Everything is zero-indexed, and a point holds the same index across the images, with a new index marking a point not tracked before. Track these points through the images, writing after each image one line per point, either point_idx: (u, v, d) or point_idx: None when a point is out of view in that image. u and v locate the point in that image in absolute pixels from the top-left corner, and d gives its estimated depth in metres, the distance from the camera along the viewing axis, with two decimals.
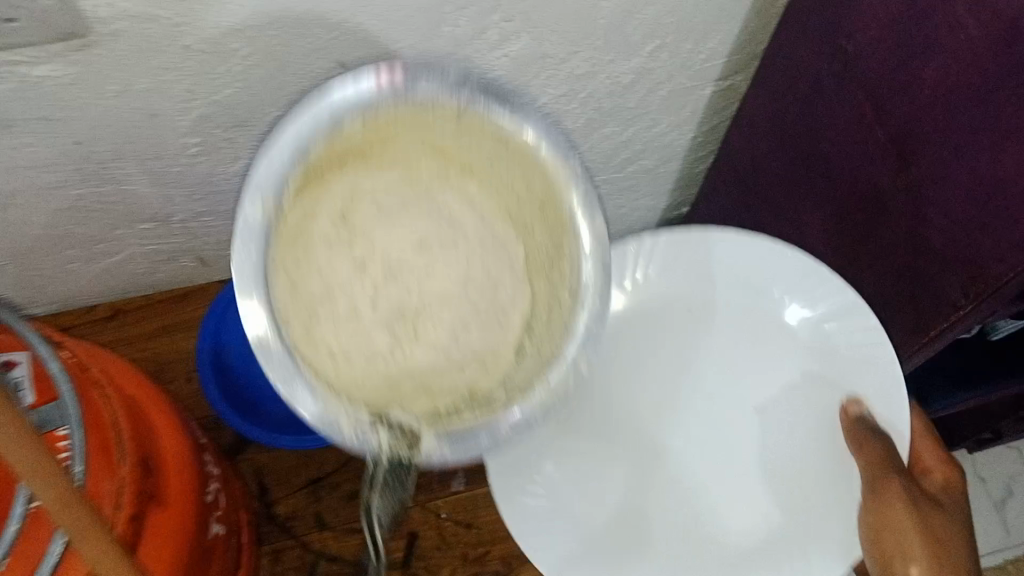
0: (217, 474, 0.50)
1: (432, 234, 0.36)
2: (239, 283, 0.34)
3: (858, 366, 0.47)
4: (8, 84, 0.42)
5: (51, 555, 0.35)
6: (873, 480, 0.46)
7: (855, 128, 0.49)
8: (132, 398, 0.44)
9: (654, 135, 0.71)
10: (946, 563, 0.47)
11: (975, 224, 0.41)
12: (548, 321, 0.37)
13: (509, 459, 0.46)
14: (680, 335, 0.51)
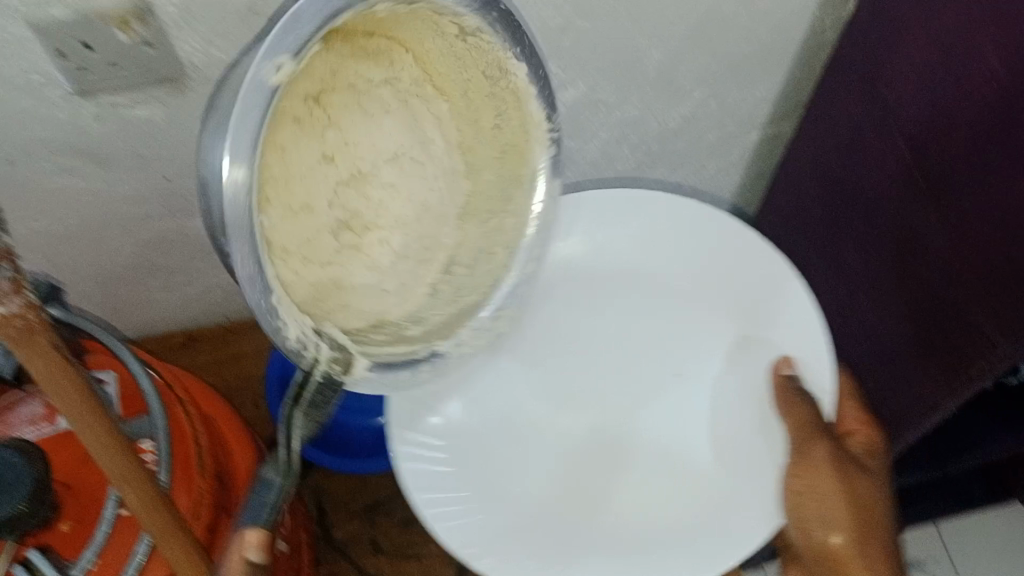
0: (282, 494, 0.53)
1: (400, 144, 0.42)
2: (233, 149, 0.29)
3: (779, 328, 0.53)
4: (109, 124, 0.47)
5: (137, 554, 0.38)
6: (802, 443, 0.48)
7: (895, 171, 0.51)
8: (209, 417, 0.47)
9: (703, 178, 0.73)
10: (877, 550, 0.47)
11: (1008, 260, 0.42)
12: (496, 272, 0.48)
13: (417, 397, 0.51)
14: (607, 294, 0.57)
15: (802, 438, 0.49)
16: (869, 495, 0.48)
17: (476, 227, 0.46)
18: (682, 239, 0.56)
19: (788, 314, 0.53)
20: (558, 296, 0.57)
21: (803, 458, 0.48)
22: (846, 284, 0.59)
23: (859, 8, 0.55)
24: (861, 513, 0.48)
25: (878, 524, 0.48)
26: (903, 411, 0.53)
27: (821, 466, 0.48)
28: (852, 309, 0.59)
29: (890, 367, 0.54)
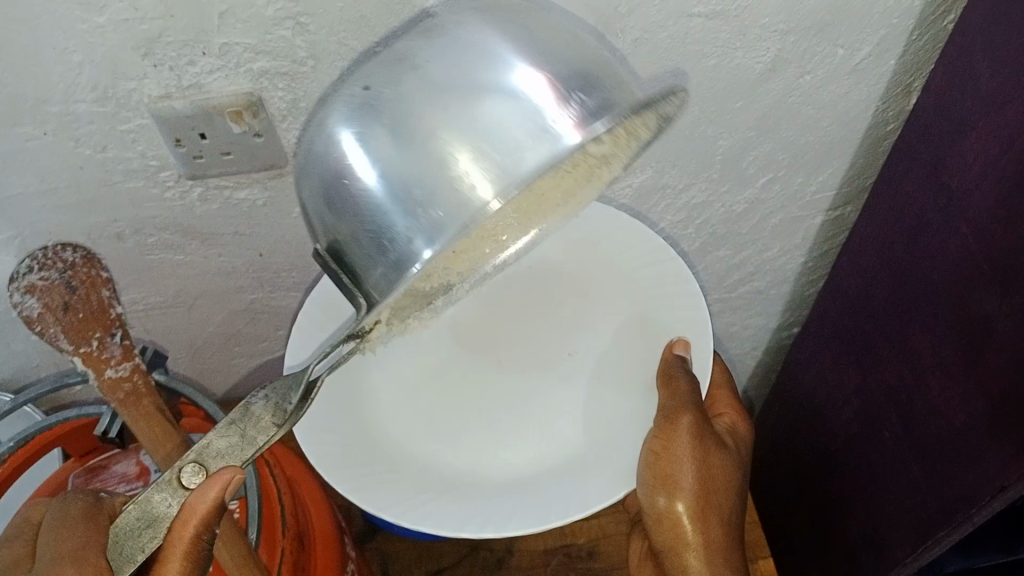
0: (353, 556, 0.56)
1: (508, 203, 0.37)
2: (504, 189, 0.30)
3: (675, 314, 0.55)
4: (213, 205, 0.52)
5: None
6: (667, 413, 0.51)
7: (959, 257, 0.53)
8: (292, 480, 0.50)
9: (767, 258, 0.75)
10: (712, 509, 0.58)
11: None
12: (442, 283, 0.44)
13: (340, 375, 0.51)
14: (556, 301, 0.59)
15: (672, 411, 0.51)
16: (721, 466, 0.58)
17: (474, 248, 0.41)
18: (615, 250, 0.58)
19: (676, 311, 0.55)
20: (501, 293, 0.59)
21: (665, 433, 0.53)
22: (916, 369, 0.59)
23: (920, 100, 0.56)
24: (700, 483, 0.57)
25: (720, 504, 0.58)
26: (970, 494, 0.52)
27: (678, 443, 0.54)
28: (919, 390, 0.59)
29: (963, 451, 0.53)
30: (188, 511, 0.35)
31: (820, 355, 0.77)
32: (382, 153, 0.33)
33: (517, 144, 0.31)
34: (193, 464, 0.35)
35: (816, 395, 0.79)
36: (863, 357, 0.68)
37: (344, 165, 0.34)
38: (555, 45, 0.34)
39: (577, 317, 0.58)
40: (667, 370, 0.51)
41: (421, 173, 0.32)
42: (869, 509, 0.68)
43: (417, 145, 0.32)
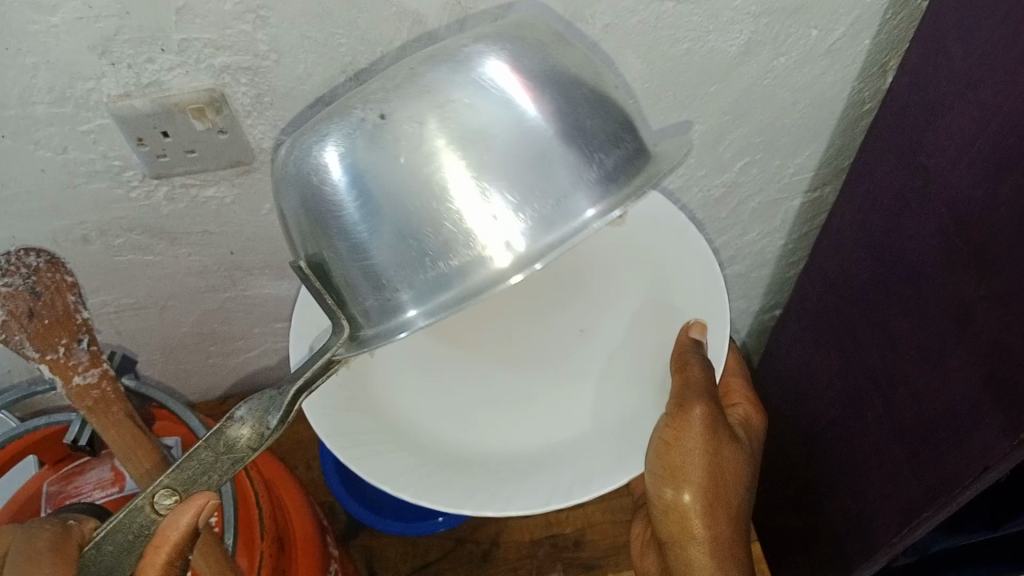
0: (337, 556, 0.55)
1: None
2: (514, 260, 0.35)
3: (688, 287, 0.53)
4: (181, 204, 0.51)
5: None
6: (681, 402, 0.51)
7: (938, 237, 0.52)
8: (271, 484, 0.50)
9: (747, 242, 0.74)
10: (722, 503, 0.56)
11: None
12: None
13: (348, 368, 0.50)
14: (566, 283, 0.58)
15: (682, 399, 0.50)
16: (730, 459, 0.57)
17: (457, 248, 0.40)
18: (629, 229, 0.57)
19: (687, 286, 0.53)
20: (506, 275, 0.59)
21: (677, 419, 0.51)
22: (898, 352, 0.59)
23: (896, 80, 0.56)
24: (709, 474, 0.55)
25: (729, 498, 0.57)
26: (952, 476, 0.52)
27: (692, 426, 0.52)
28: (901, 372, 0.59)
29: (946, 433, 0.53)
30: (160, 538, 0.35)
31: (802, 337, 0.77)
32: (389, 199, 0.35)
33: (530, 219, 0.35)
34: (165, 489, 0.36)
35: (799, 377, 0.79)
36: (844, 340, 0.68)
37: (336, 186, 0.35)
38: (565, 88, 0.36)
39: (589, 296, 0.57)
40: (680, 354, 0.50)
41: (432, 221, 0.35)
42: (853, 492, 0.68)
43: (429, 198, 0.34)
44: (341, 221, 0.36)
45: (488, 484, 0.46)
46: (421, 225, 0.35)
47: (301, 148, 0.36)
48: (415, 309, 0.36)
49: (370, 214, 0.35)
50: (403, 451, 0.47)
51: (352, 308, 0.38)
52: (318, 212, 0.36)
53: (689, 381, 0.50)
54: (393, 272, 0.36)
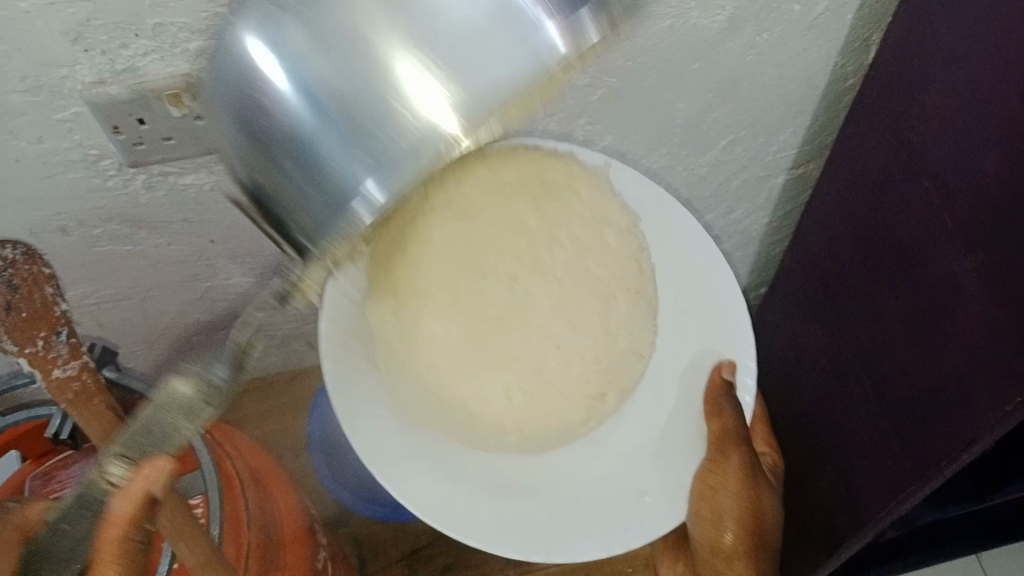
0: (325, 543, 0.55)
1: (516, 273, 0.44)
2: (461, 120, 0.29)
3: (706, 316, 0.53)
4: (160, 192, 0.50)
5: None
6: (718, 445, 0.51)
7: (923, 211, 0.53)
8: (259, 472, 0.49)
9: (731, 220, 0.74)
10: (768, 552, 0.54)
11: None
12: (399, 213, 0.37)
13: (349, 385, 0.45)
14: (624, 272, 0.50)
15: (720, 445, 0.51)
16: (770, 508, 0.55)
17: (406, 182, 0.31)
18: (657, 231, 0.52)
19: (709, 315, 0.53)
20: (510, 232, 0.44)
21: (716, 462, 0.51)
22: (884, 326, 0.59)
23: (879, 54, 0.56)
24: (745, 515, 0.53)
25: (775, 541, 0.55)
26: (939, 450, 0.53)
27: (730, 474, 0.51)
28: (886, 347, 0.59)
29: (934, 406, 0.53)
30: (112, 512, 0.34)
31: (788, 316, 0.77)
32: (323, 83, 0.29)
33: (475, 68, 0.28)
34: (114, 456, 0.37)
35: (786, 356, 0.79)
36: (831, 317, 0.68)
37: (264, 76, 0.30)
38: None
39: (599, 272, 0.46)
40: (713, 398, 0.50)
41: (361, 86, 0.29)
42: (841, 466, 0.69)
43: (363, 70, 0.29)
44: (269, 130, 0.30)
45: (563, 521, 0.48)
46: (350, 97, 0.29)
47: (219, 60, 0.31)
48: (372, 187, 0.29)
49: (306, 96, 0.29)
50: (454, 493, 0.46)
51: (295, 227, 0.31)
52: (248, 115, 0.30)
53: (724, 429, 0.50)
54: (324, 167, 0.30)
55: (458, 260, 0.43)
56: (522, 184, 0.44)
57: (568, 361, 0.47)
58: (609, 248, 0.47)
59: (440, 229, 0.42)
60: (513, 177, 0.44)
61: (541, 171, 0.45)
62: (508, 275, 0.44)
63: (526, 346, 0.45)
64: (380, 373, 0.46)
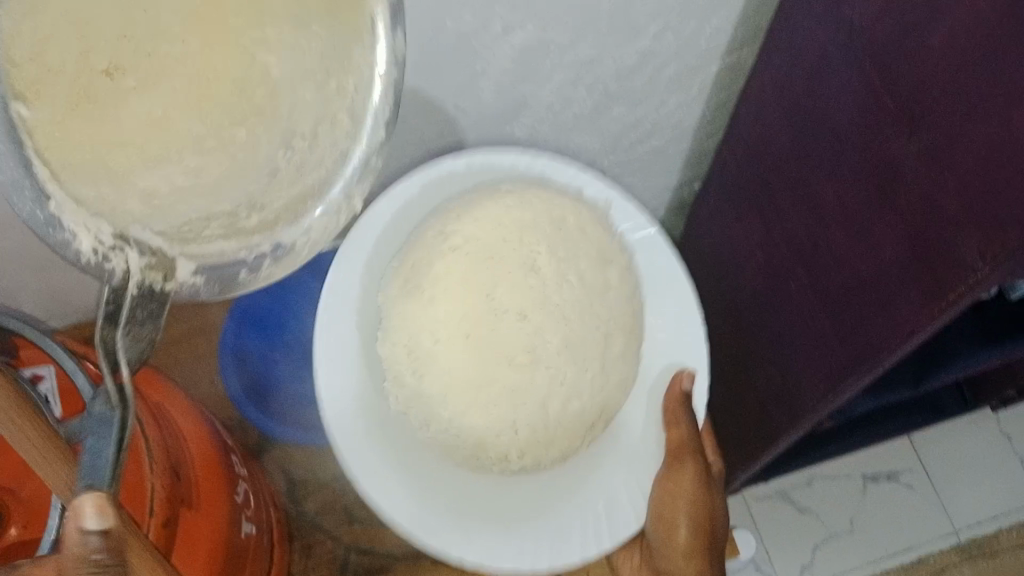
0: (246, 474, 0.52)
1: (521, 273, 0.51)
2: None
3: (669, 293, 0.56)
4: None
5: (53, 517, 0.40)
6: (671, 458, 0.55)
7: (863, 97, 0.50)
8: (160, 405, 0.46)
9: (663, 114, 0.70)
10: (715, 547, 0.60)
11: (992, 175, 0.41)
12: (278, 195, 0.37)
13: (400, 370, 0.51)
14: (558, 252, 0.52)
15: (676, 453, 0.55)
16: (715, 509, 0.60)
17: (118, 146, 0.34)
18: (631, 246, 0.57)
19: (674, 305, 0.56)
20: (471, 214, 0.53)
21: (675, 469, 0.55)
22: (820, 217, 0.58)
23: None
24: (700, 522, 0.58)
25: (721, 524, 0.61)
26: (878, 343, 0.53)
27: (684, 480, 0.56)
28: (824, 238, 0.58)
29: (874, 299, 0.52)
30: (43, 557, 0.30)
31: (723, 211, 0.75)
32: None
33: None
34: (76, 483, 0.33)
35: (723, 253, 0.77)
36: (765, 210, 0.66)
37: None
38: None
39: (569, 314, 0.51)
40: (671, 410, 0.53)
41: None
42: (780, 361, 0.68)
43: None
44: None
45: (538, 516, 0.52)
46: None
47: None
48: None
49: None
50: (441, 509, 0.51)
51: None
52: None
53: (684, 438, 0.54)
54: None
55: (437, 297, 0.51)
56: (523, 224, 0.52)
57: (565, 392, 0.50)
58: (603, 283, 0.52)
59: (455, 266, 0.51)
60: (515, 219, 0.52)
61: (507, 219, 0.52)
62: (516, 309, 0.50)
63: (534, 381, 0.50)
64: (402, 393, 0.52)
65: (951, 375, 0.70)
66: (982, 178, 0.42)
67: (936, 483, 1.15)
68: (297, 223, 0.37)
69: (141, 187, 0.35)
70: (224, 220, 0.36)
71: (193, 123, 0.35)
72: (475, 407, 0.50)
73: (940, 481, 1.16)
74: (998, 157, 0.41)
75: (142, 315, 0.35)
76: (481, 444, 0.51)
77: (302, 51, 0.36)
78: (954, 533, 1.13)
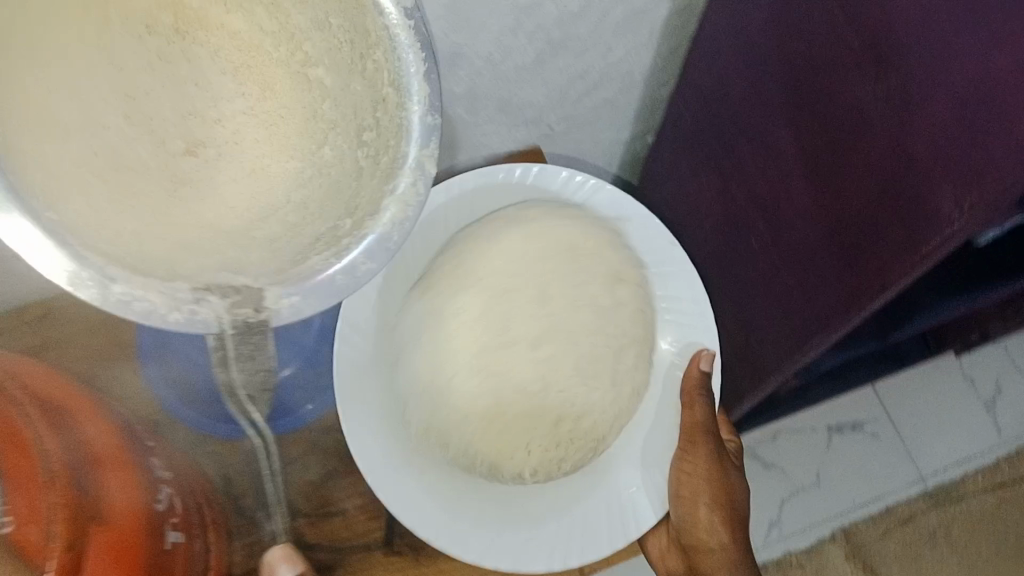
0: (168, 476, 0.46)
1: (544, 297, 0.49)
2: None
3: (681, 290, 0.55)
4: None
5: None
6: (686, 436, 0.54)
7: (826, 34, 0.46)
8: (61, 406, 0.41)
9: (611, 63, 0.65)
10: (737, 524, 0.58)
11: (969, 114, 0.37)
12: (366, 195, 0.35)
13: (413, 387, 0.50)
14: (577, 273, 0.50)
15: (690, 432, 0.54)
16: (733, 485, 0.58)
17: (216, 203, 0.34)
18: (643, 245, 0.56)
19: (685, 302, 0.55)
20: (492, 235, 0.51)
21: (688, 447, 0.55)
22: (782, 167, 0.54)
23: None
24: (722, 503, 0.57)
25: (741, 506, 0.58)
26: (847, 298, 0.49)
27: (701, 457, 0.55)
28: (785, 188, 0.54)
29: (841, 252, 0.49)
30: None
31: (679, 161, 0.71)
32: None
33: None
34: None
35: (682, 208, 0.73)
36: (725, 161, 0.62)
37: None
38: None
39: (587, 339, 0.49)
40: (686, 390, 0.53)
41: None
42: (744, 320, 0.64)
43: None
44: None
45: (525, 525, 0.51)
46: None
47: None
48: None
49: None
50: (447, 517, 0.50)
51: None
52: None
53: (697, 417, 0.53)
54: None
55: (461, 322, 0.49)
56: (542, 249, 0.50)
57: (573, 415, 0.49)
58: (613, 301, 0.50)
59: (473, 304, 0.49)
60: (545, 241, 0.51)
61: (529, 245, 0.50)
62: (531, 340, 0.49)
63: (545, 404, 0.49)
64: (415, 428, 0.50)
65: (920, 325, 0.67)
66: (956, 118, 0.38)
67: (900, 430, 1.13)
68: (378, 214, 0.35)
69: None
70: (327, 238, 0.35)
71: (249, 143, 0.34)
72: (489, 438, 0.48)
73: (904, 426, 1.14)
74: (973, 98, 0.37)
75: (246, 351, 0.39)
76: (496, 465, 0.49)
77: (336, 48, 0.34)
78: (920, 479, 1.12)
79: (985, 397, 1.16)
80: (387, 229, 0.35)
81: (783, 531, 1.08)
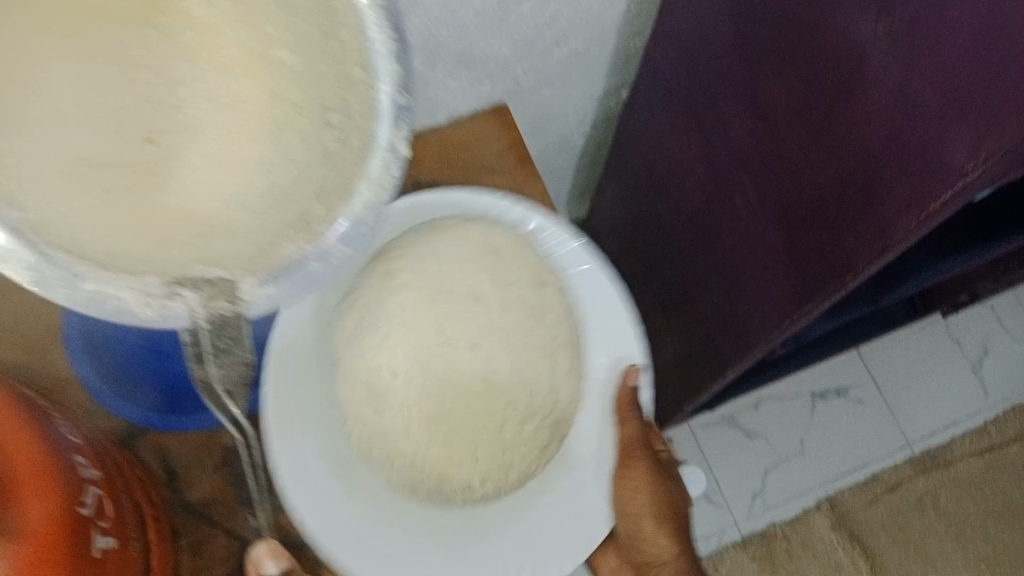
0: (97, 470, 0.39)
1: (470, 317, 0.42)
2: None
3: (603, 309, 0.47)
4: None
5: None
6: (622, 456, 0.48)
7: None
8: None
9: (582, 9, 0.59)
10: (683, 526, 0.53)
11: (985, 57, 0.33)
12: (338, 180, 0.32)
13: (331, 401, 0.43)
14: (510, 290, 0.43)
15: (626, 449, 0.48)
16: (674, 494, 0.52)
17: (188, 192, 0.33)
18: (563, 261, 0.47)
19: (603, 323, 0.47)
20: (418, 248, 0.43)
21: (625, 465, 0.48)
22: (767, 119, 0.49)
23: None
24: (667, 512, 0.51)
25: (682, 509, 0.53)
26: (845, 259, 0.45)
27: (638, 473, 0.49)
28: (771, 141, 0.49)
29: (837, 208, 0.44)
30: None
31: (658, 112, 0.65)
32: None
33: None
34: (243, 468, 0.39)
35: (661, 164, 0.68)
36: (706, 114, 0.58)
37: None
38: None
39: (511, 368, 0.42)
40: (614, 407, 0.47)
41: None
42: (729, 284, 0.60)
43: None
44: None
45: (496, 537, 0.43)
46: None
47: None
48: None
49: None
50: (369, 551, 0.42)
51: None
52: None
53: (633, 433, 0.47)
54: None
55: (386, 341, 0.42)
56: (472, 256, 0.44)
57: (522, 413, 0.43)
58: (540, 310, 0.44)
59: (392, 325, 0.42)
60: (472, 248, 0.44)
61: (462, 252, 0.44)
62: (468, 364, 0.42)
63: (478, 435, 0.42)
64: (351, 446, 0.43)
65: (912, 288, 0.63)
66: (970, 61, 0.34)
67: (885, 395, 1.10)
68: (348, 200, 0.31)
69: (206, 218, 0.33)
70: (297, 225, 0.32)
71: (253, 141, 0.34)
72: (421, 468, 0.42)
73: (889, 390, 1.10)
74: (997, 31, 0.32)
75: (225, 344, 0.34)
76: (440, 494, 0.42)
77: (301, 29, 0.32)
78: (906, 446, 1.09)
79: (969, 358, 1.13)
80: (359, 217, 0.31)
81: (765, 501, 1.05)
